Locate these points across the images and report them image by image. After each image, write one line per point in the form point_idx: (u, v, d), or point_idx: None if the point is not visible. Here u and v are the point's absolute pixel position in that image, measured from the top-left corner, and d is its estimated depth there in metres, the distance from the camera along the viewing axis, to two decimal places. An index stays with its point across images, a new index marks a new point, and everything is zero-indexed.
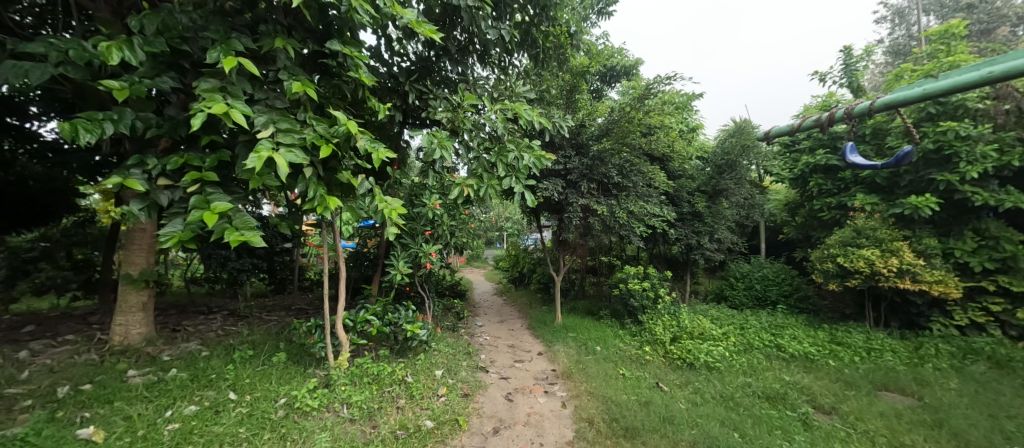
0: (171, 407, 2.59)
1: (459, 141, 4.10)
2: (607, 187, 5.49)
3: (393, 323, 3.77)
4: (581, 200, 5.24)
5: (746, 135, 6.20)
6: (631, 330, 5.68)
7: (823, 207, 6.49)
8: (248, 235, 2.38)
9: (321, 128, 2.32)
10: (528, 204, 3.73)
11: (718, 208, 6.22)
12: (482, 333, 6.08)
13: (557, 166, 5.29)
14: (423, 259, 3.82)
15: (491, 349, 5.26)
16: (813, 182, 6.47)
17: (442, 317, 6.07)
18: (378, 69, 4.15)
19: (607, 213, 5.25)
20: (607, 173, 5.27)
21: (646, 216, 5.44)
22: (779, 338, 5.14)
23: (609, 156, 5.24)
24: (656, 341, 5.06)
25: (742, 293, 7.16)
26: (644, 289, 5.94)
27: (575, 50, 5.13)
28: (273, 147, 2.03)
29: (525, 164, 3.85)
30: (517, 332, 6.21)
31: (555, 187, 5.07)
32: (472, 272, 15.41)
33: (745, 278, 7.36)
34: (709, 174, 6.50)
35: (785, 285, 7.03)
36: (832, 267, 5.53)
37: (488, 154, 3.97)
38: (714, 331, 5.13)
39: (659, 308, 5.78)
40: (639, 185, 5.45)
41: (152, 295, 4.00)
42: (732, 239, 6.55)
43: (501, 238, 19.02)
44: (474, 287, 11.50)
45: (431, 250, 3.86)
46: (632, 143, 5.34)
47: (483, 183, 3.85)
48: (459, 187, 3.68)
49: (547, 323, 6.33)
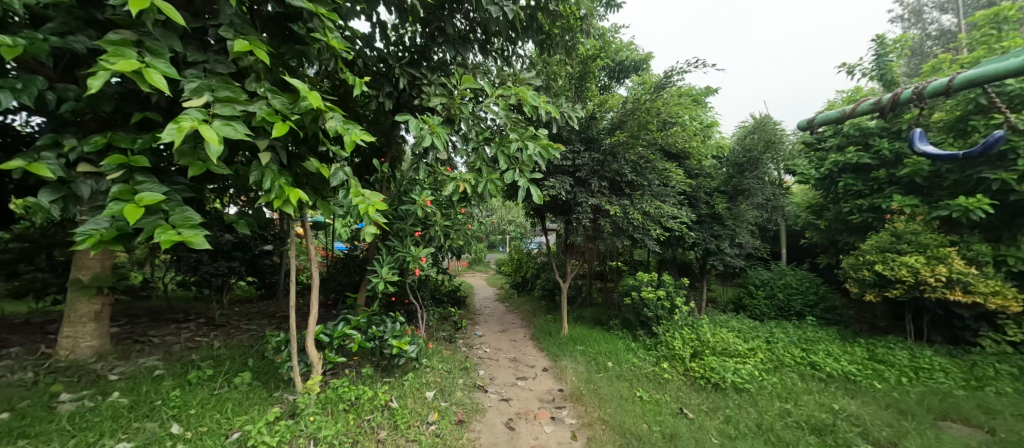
0: (94, 446, 2.11)
1: (455, 131, 3.62)
2: (619, 186, 5.01)
3: (378, 338, 3.28)
4: (592, 201, 4.72)
5: (766, 132, 5.75)
6: (644, 343, 5.17)
7: (853, 210, 5.97)
8: (186, 233, 1.92)
9: (276, 102, 1.86)
10: (534, 202, 3.22)
11: (740, 210, 5.70)
12: (482, 344, 5.58)
13: (564, 162, 4.81)
14: (411, 264, 3.17)
15: (490, 363, 4.77)
16: (843, 182, 5.94)
17: (439, 326, 5.58)
18: (367, 52, 3.70)
19: (620, 214, 4.74)
20: (620, 170, 4.77)
21: (665, 218, 4.85)
22: (812, 354, 4.61)
23: (622, 150, 4.75)
24: (674, 358, 4.54)
25: (763, 302, 6.62)
26: (659, 299, 5.44)
27: (586, 35, 4.63)
28: (205, 120, 1.57)
29: (529, 157, 3.36)
30: (519, 344, 5.71)
31: (562, 185, 4.59)
32: (473, 276, 14.92)
33: (766, 285, 6.83)
34: (728, 173, 6.01)
35: (811, 295, 6.47)
36: (868, 276, 5.00)
37: (488, 145, 3.49)
38: (739, 346, 4.59)
39: (675, 319, 5.28)
40: (654, 183, 4.96)
41: (108, 303, 3.54)
42: (756, 244, 6.02)
43: (502, 241, 18.53)
44: (474, 292, 11.00)
45: (422, 253, 3.20)
46: (647, 139, 4.87)
47: (482, 177, 3.36)
48: (454, 181, 3.20)
49: (552, 334, 5.81)
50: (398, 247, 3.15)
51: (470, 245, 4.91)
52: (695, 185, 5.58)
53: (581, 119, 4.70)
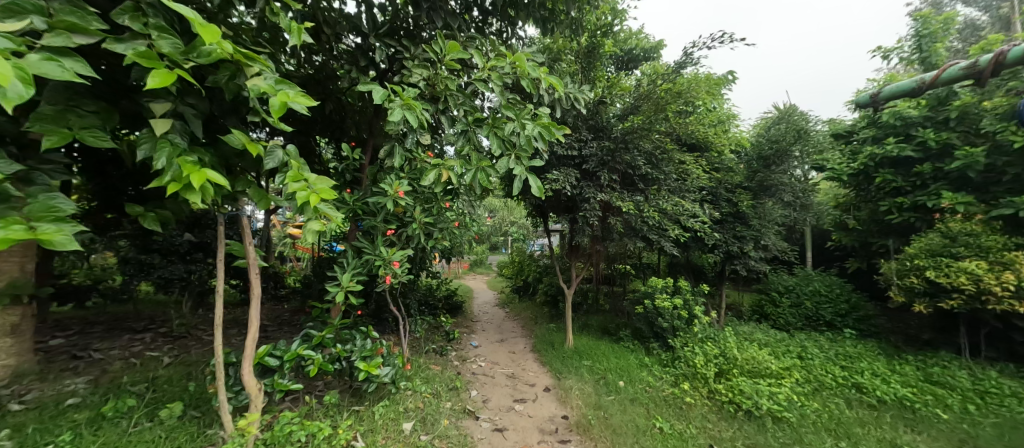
0: None
1: (440, 111, 3.05)
2: (632, 180, 4.43)
3: (344, 359, 2.71)
4: (602, 197, 4.13)
5: (793, 123, 5.19)
6: (660, 358, 4.58)
7: (892, 209, 5.34)
8: (45, 228, 1.25)
9: (160, 44, 1.31)
10: (534, 194, 2.68)
11: (767, 208, 5.10)
12: (477, 357, 5.01)
13: (570, 153, 4.22)
14: (381, 270, 2.55)
15: (485, 381, 4.20)
16: (880, 178, 5.32)
17: (428, 337, 5.02)
18: (337, 20, 3.15)
19: (633, 211, 4.15)
20: (633, 162, 4.17)
21: (686, 216, 4.24)
22: (855, 374, 4.00)
23: (636, 138, 4.15)
24: (696, 377, 3.95)
25: (788, 311, 6.01)
26: (676, 308, 4.85)
27: (594, 7, 4.05)
28: (17, 53, 1.01)
29: (528, 140, 2.78)
30: (519, 357, 5.14)
31: (567, 178, 4.01)
32: (473, 278, 14.35)
33: (790, 292, 6.21)
34: (751, 167, 5.41)
35: (842, 303, 5.85)
36: (918, 284, 4.36)
37: (478, 128, 2.92)
38: (771, 364, 3.98)
39: (694, 331, 4.69)
40: (672, 177, 4.36)
41: (29, 314, 3.00)
42: (782, 247, 5.42)
43: (504, 243, 17.96)
44: (474, 297, 10.43)
45: (395, 256, 2.57)
46: (664, 127, 4.26)
47: (470, 164, 2.78)
48: (435, 169, 2.63)
49: (556, 345, 5.24)
50: (365, 248, 2.55)
51: (462, 247, 4.31)
52: (716, 180, 4.95)
53: (589, 104, 4.10)
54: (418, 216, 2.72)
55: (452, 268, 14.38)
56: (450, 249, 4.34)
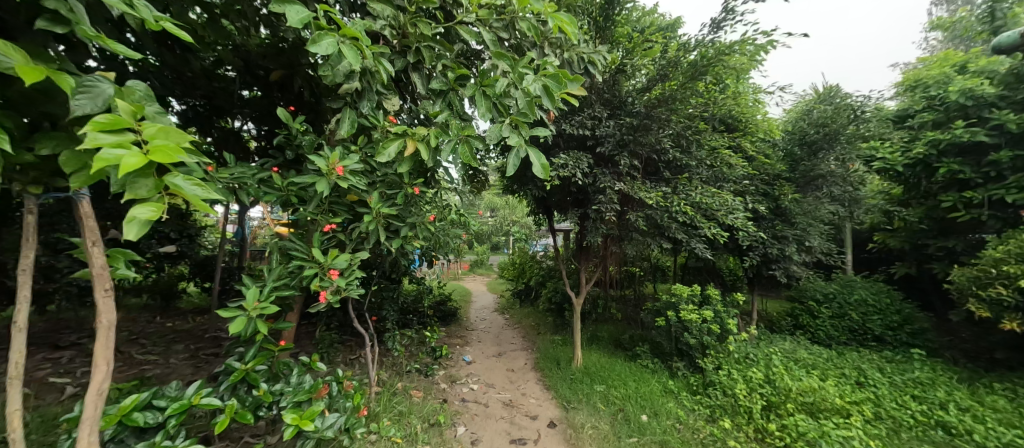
0: None
1: (412, 68, 2.26)
2: (655, 168, 3.66)
3: (271, 403, 1.95)
4: (620, 186, 3.36)
5: (841, 104, 4.45)
6: (687, 383, 3.80)
7: (959, 205, 4.53)
8: None
9: None
10: (538, 176, 1.91)
11: (813, 203, 4.29)
12: (469, 378, 4.26)
13: (581, 132, 3.43)
14: (312, 283, 1.72)
15: (476, 412, 3.44)
16: (945, 168, 4.51)
17: (413, 355, 4.26)
18: None
19: (658, 205, 3.38)
20: (659, 144, 3.39)
21: (726, 212, 3.40)
22: (936, 410, 3.21)
23: (664, 115, 3.35)
24: (737, 411, 3.17)
25: (830, 322, 5.22)
26: (705, 321, 4.08)
27: None
28: None
29: (528, 103, 2.01)
30: (518, 376, 4.37)
31: (576, 163, 3.25)
32: (472, 280, 13.61)
33: (831, 301, 5.42)
34: (792, 156, 4.62)
35: (893, 314, 5.06)
36: (1009, 296, 3.56)
37: (460, 88, 2.15)
38: (832, 395, 3.19)
39: (728, 349, 3.91)
40: (704, 164, 3.58)
41: None
42: (828, 250, 4.61)
43: (506, 242, 17.18)
44: (472, 300, 9.66)
45: (337, 261, 1.75)
46: (698, 103, 3.45)
47: (447, 134, 2.02)
48: (397, 140, 1.86)
49: (562, 363, 4.47)
50: (295, 251, 1.76)
51: (448, 249, 3.53)
52: (765, 172, 4.06)
53: (605, 72, 3.31)
54: (376, 208, 1.92)
55: (449, 268, 13.65)
56: (433, 251, 3.58)
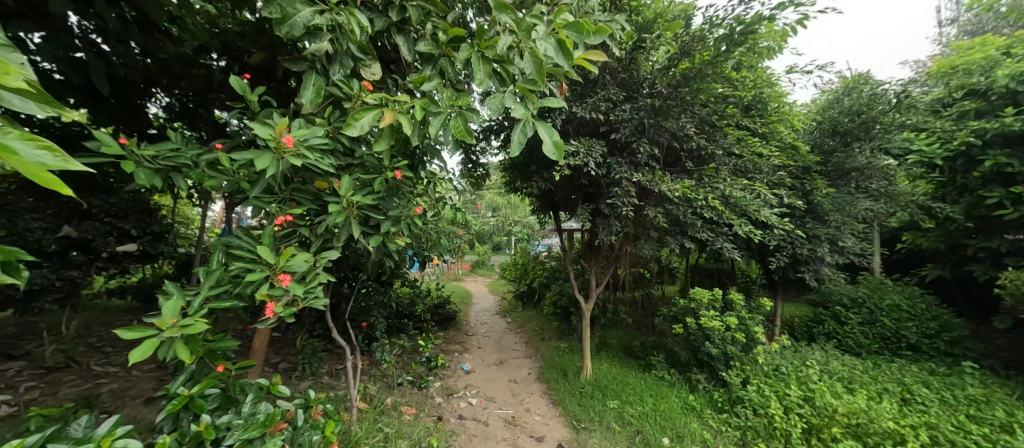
0: None
1: (396, 29, 1.87)
2: (677, 157, 3.25)
3: (217, 440, 1.57)
4: (638, 177, 2.96)
5: (877, 90, 4.05)
6: (711, 399, 3.41)
7: (1007, 201, 4.11)
8: None
9: None
10: (550, 158, 1.50)
11: (848, 198, 3.89)
12: (468, 390, 3.87)
13: (594, 116, 3.03)
14: (258, 292, 1.32)
15: (475, 432, 3.05)
16: (992, 161, 4.10)
17: (406, 365, 3.88)
18: None
19: (681, 199, 2.99)
20: (682, 131, 3.00)
21: (758, 207, 2.97)
22: (1003, 434, 2.79)
23: (688, 97, 2.95)
24: (773, 435, 2.77)
25: (859, 329, 4.82)
26: (729, 329, 3.67)
27: None
28: None
29: (537, 66, 1.60)
30: (522, 389, 3.98)
31: (589, 152, 2.85)
32: (473, 281, 13.22)
33: (860, 305, 5.01)
34: (822, 147, 4.20)
35: (929, 321, 4.65)
36: None
37: (454, 51, 1.75)
38: (884, 416, 2.78)
39: (756, 361, 3.51)
40: (731, 154, 3.18)
41: None
42: (861, 250, 4.21)
43: (508, 242, 16.80)
44: (473, 302, 9.28)
45: (293, 263, 1.36)
46: (728, 83, 3.04)
47: (437, 105, 1.63)
48: (374, 111, 1.48)
49: (569, 374, 4.08)
50: (239, 250, 1.37)
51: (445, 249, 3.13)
52: (801, 164, 3.61)
53: (621, 47, 2.91)
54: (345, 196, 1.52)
55: (449, 269, 13.26)
56: (427, 251, 3.19)
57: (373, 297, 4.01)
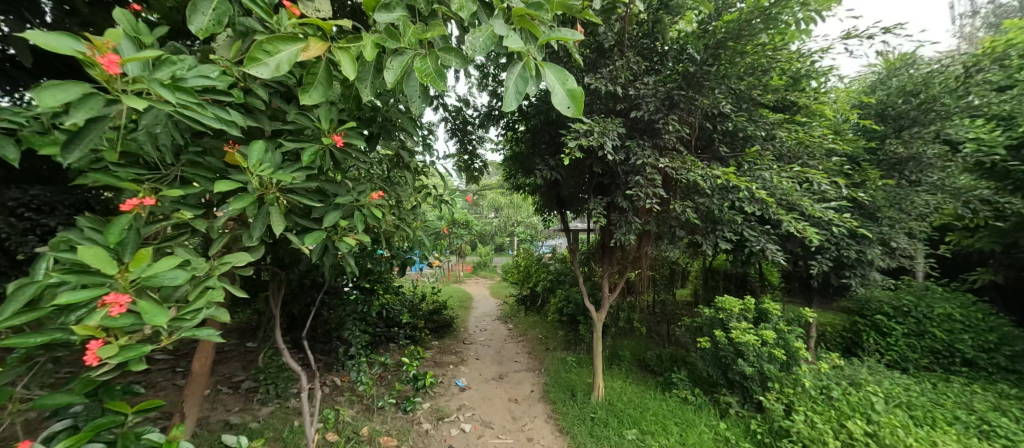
0: None
1: None
2: (708, 141, 2.73)
3: None
4: (666, 165, 2.44)
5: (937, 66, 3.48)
6: (747, 429, 2.87)
7: None
8: None
9: None
10: (561, 113, 0.95)
11: (904, 192, 3.33)
12: (461, 414, 3.36)
13: (611, 90, 2.52)
14: (71, 324, 0.80)
15: None
16: None
17: (389, 384, 3.38)
18: None
19: (715, 189, 2.46)
20: (718, 107, 2.46)
21: (810, 201, 2.43)
22: None
23: (726, 65, 2.42)
24: None
25: (905, 341, 4.26)
26: (766, 345, 3.14)
27: None
28: None
29: None
30: (524, 411, 3.46)
31: (605, 132, 2.34)
32: (474, 283, 12.73)
33: (904, 314, 4.45)
34: (870, 133, 3.65)
35: (987, 333, 4.08)
36: None
37: None
38: None
39: (799, 383, 2.98)
40: (775, 136, 2.64)
41: None
42: (915, 253, 3.65)
43: (511, 243, 16.29)
44: (473, 306, 8.78)
45: (141, 269, 0.85)
46: (771, 51, 2.51)
47: (393, 41, 1.10)
48: (298, 41, 0.98)
49: (578, 394, 3.56)
50: (60, 257, 0.86)
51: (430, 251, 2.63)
52: (853, 152, 3.07)
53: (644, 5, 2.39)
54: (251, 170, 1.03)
55: (449, 270, 12.78)
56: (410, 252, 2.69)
57: (353, 305, 3.50)
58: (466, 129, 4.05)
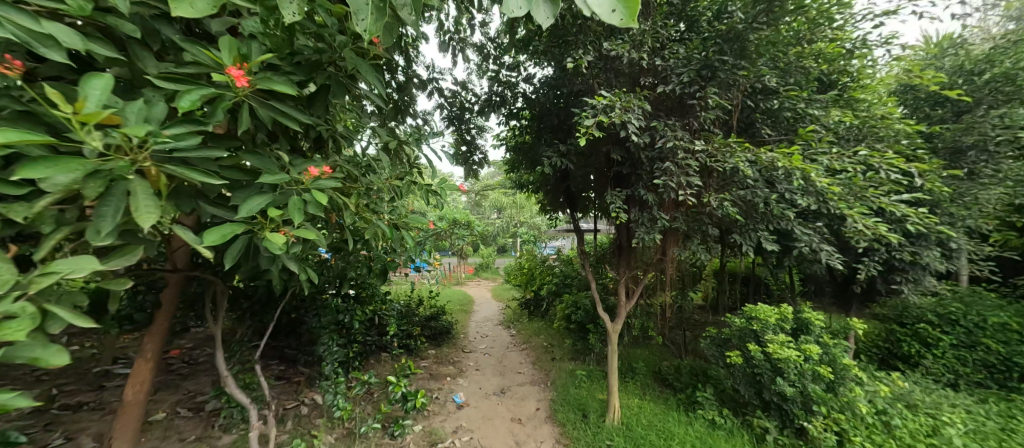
0: None
1: None
2: (748, 122, 2.31)
3: None
4: (701, 151, 2.02)
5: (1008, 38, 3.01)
6: None
7: None
8: None
9: None
10: (607, 20, 0.55)
11: (967, 186, 2.89)
12: (458, 437, 2.95)
13: (633, 62, 2.12)
14: None
15: None
16: None
17: (376, 405, 2.98)
18: None
19: (760, 178, 2.04)
20: (763, 78, 2.04)
21: (877, 192, 2.00)
22: None
23: (774, 27, 1.99)
24: None
25: (957, 354, 3.80)
26: (810, 362, 2.71)
27: None
28: None
29: None
30: (529, 434, 3.05)
31: (628, 109, 1.94)
32: (477, 285, 12.35)
33: (953, 323, 3.99)
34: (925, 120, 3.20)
35: None
36: None
37: None
38: None
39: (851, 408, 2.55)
40: (829, 115, 2.20)
41: None
42: (974, 254, 3.20)
43: (515, 243, 15.88)
44: (475, 310, 8.37)
45: None
46: (827, 12, 2.08)
47: None
48: None
49: (590, 415, 3.15)
50: None
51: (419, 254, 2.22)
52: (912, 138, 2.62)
53: None
54: (76, 118, 0.64)
55: (451, 272, 12.42)
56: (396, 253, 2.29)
57: (336, 314, 3.10)
58: (464, 118, 3.64)
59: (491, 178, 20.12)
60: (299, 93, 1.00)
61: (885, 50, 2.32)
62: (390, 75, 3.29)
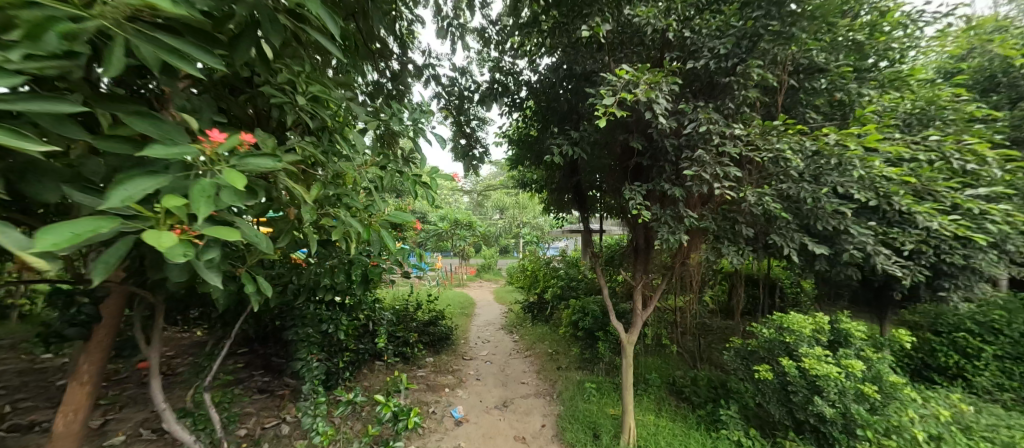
0: None
1: None
2: (788, 107, 2.01)
3: None
4: (739, 138, 1.72)
5: None
6: None
7: None
8: None
9: None
10: None
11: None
12: None
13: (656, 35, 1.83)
14: None
15: None
16: None
17: (365, 424, 2.68)
18: None
19: (808, 168, 1.74)
20: (811, 52, 1.74)
21: (948, 184, 1.68)
22: None
23: None
24: None
25: (1004, 367, 3.46)
26: (852, 379, 2.40)
27: None
28: None
29: None
30: None
31: (653, 85, 1.64)
32: (479, 287, 12.05)
33: (997, 332, 3.65)
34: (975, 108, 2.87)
35: None
36: None
37: None
38: None
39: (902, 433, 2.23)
40: (885, 97, 1.90)
41: None
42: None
43: (518, 244, 15.57)
44: (477, 313, 8.08)
45: None
46: None
47: None
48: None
49: (602, 435, 2.85)
50: None
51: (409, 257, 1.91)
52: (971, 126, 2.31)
53: None
54: None
55: (452, 273, 12.12)
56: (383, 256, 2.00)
57: (322, 322, 2.81)
58: (464, 109, 3.35)
59: (494, 178, 19.87)
60: (208, 35, 0.76)
61: (947, 23, 2.01)
62: (384, 62, 3.02)
